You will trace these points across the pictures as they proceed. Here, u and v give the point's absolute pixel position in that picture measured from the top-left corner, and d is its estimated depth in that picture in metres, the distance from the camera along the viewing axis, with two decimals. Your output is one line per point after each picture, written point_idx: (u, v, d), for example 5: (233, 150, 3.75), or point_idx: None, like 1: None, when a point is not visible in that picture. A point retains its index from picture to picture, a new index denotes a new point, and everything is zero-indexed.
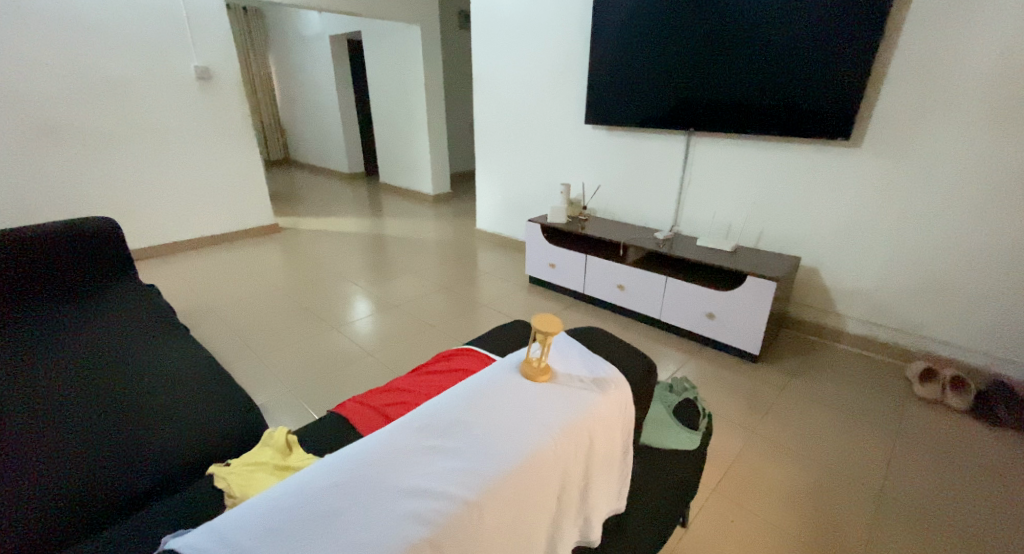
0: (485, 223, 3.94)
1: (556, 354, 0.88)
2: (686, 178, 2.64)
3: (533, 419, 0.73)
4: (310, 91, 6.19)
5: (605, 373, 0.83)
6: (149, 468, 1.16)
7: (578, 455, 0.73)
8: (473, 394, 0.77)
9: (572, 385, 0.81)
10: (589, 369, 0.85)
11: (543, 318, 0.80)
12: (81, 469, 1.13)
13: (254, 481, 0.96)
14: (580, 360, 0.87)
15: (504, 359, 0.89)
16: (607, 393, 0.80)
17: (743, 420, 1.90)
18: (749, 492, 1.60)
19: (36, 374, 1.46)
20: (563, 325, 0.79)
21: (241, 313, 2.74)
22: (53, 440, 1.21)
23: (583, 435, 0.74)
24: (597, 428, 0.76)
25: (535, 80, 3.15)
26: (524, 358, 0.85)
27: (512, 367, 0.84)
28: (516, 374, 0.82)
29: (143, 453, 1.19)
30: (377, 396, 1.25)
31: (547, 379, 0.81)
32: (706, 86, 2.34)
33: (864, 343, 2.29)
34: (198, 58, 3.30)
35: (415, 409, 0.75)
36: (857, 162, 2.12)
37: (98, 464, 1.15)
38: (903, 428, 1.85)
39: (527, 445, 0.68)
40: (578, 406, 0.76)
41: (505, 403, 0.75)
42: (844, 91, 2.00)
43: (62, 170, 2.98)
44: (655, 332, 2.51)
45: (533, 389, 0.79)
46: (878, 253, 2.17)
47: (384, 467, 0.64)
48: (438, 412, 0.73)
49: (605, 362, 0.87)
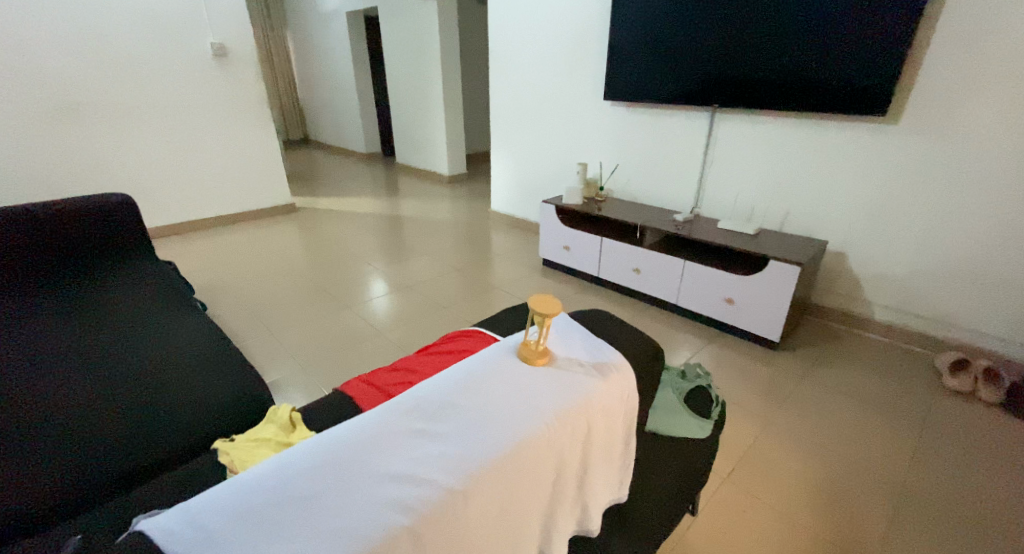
0: (500, 204, 3.88)
1: (557, 338, 0.84)
2: (708, 159, 2.54)
3: (527, 404, 0.69)
4: (328, 69, 6.16)
5: (607, 357, 0.79)
6: (159, 443, 1.17)
7: (574, 443, 0.69)
8: (465, 376, 0.74)
9: (571, 369, 0.77)
10: (590, 353, 0.81)
11: (541, 299, 0.77)
12: (92, 444, 1.14)
13: (255, 456, 1.00)
14: (581, 343, 0.83)
15: (502, 340, 0.86)
16: (608, 378, 0.76)
17: (759, 407, 1.84)
18: (763, 481, 1.56)
19: (54, 350, 1.48)
20: (562, 306, 0.75)
21: (257, 291, 2.77)
22: (63, 415, 1.23)
23: (580, 423, 0.70)
24: (595, 414, 0.72)
25: (552, 56, 3.06)
26: (522, 340, 0.81)
27: (509, 350, 0.81)
28: (513, 357, 0.79)
29: (154, 428, 1.20)
30: (381, 376, 1.26)
31: (546, 361, 0.78)
32: (731, 60, 2.23)
33: (891, 332, 2.19)
34: (214, 34, 3.29)
35: (406, 390, 0.73)
36: (892, 141, 2.00)
37: (109, 440, 1.16)
38: (928, 421, 1.77)
39: (519, 432, 0.65)
40: (576, 392, 0.72)
41: (499, 387, 0.72)
42: (878, 63, 1.88)
43: (83, 146, 3.04)
44: (671, 317, 2.45)
45: (530, 372, 0.75)
46: (911, 237, 2.06)
47: (366, 451, 0.61)
48: (427, 395, 0.70)
49: (608, 346, 0.83)
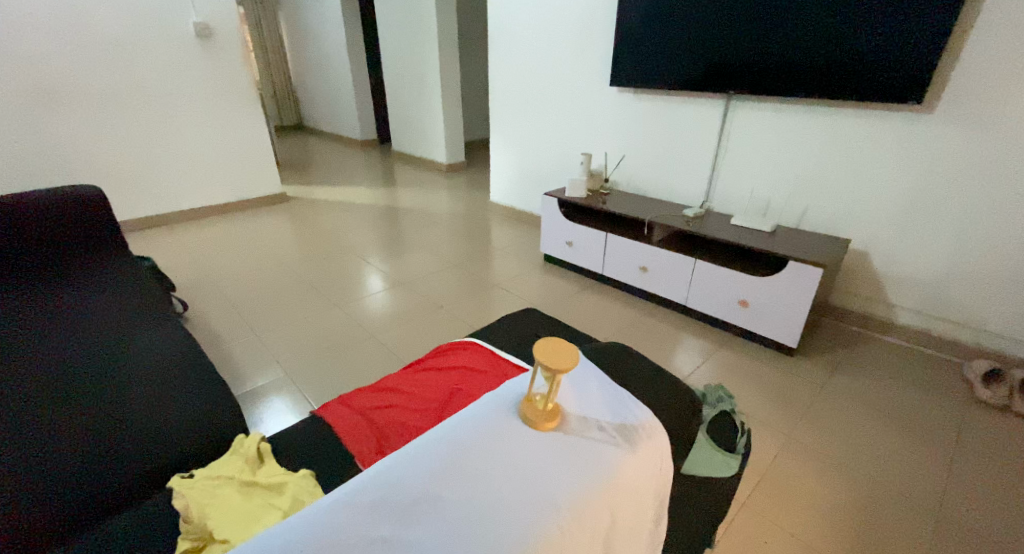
0: (499, 196, 3.72)
1: (571, 387, 0.75)
2: (722, 149, 2.37)
3: (536, 492, 0.60)
4: (321, 52, 5.93)
5: (632, 416, 0.71)
6: (113, 471, 1.04)
7: (591, 538, 0.60)
8: (467, 448, 0.65)
9: (587, 435, 0.68)
10: (613, 414, 0.72)
11: (546, 343, 0.64)
12: (41, 470, 1.03)
13: (215, 499, 0.88)
14: (602, 398, 0.75)
15: (507, 390, 0.76)
16: (636, 450, 0.68)
17: (778, 421, 1.71)
18: (785, 505, 1.43)
19: (11, 359, 1.35)
20: (577, 362, 0.62)
21: (243, 288, 2.63)
22: (13, 437, 1.10)
23: (600, 512, 0.61)
24: (618, 499, 0.64)
25: (555, 37, 2.87)
26: (526, 394, 0.72)
27: (511, 408, 0.71)
28: (516, 419, 0.69)
29: (110, 451, 1.08)
30: (364, 398, 1.15)
31: (554, 425, 0.69)
32: (750, 42, 2.05)
33: (915, 337, 2.06)
34: (198, 13, 3.09)
35: (386, 466, 0.64)
36: (927, 131, 1.84)
37: (60, 466, 1.04)
38: (962, 437, 1.64)
39: (524, 535, 0.56)
40: (596, 472, 0.64)
41: (494, 467, 0.63)
42: (916, 45, 1.72)
43: (59, 132, 2.86)
44: (679, 318, 2.31)
45: (537, 440, 0.66)
46: (944, 236, 1.90)
47: None
48: (415, 477, 0.62)
49: (635, 401, 0.75)
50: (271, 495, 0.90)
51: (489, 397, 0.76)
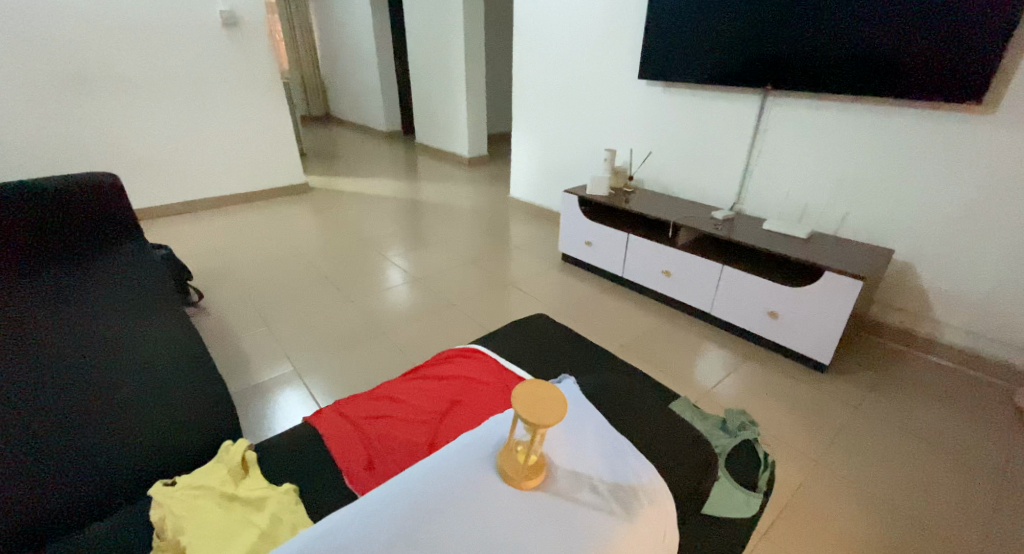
0: (521, 192, 3.63)
1: (565, 441, 0.76)
2: (756, 149, 2.23)
3: None
4: (350, 42, 5.92)
5: (628, 477, 0.71)
6: (104, 469, 1.01)
7: None
8: (454, 506, 0.64)
9: (578, 496, 0.68)
10: (612, 475, 0.72)
11: (530, 385, 0.64)
12: (37, 463, 1.01)
13: (193, 513, 0.83)
14: (600, 458, 0.74)
15: (489, 434, 0.76)
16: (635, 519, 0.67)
17: (806, 444, 1.58)
18: (811, 538, 1.31)
19: (25, 347, 1.36)
20: (564, 415, 0.61)
21: (258, 278, 2.62)
22: (16, 427, 1.09)
23: None
24: None
25: (583, 28, 2.75)
26: (509, 444, 0.72)
27: (496, 461, 0.71)
28: (500, 474, 0.69)
29: (104, 449, 1.05)
30: (358, 407, 1.09)
31: (536, 482, 0.68)
32: (790, 34, 1.91)
33: (961, 357, 1.90)
34: (223, 2, 3.08)
35: (346, 523, 0.63)
36: (985, 134, 1.67)
37: (56, 461, 1.02)
38: (1011, 471, 1.49)
39: None
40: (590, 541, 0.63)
41: (467, 524, 0.62)
42: (976, 37, 1.56)
43: (88, 118, 2.91)
44: (702, 327, 2.19)
45: (516, 500, 0.66)
46: (1000, 249, 1.73)
47: None
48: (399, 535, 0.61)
49: (634, 459, 0.76)
50: (251, 511, 0.84)
51: (472, 442, 0.75)
